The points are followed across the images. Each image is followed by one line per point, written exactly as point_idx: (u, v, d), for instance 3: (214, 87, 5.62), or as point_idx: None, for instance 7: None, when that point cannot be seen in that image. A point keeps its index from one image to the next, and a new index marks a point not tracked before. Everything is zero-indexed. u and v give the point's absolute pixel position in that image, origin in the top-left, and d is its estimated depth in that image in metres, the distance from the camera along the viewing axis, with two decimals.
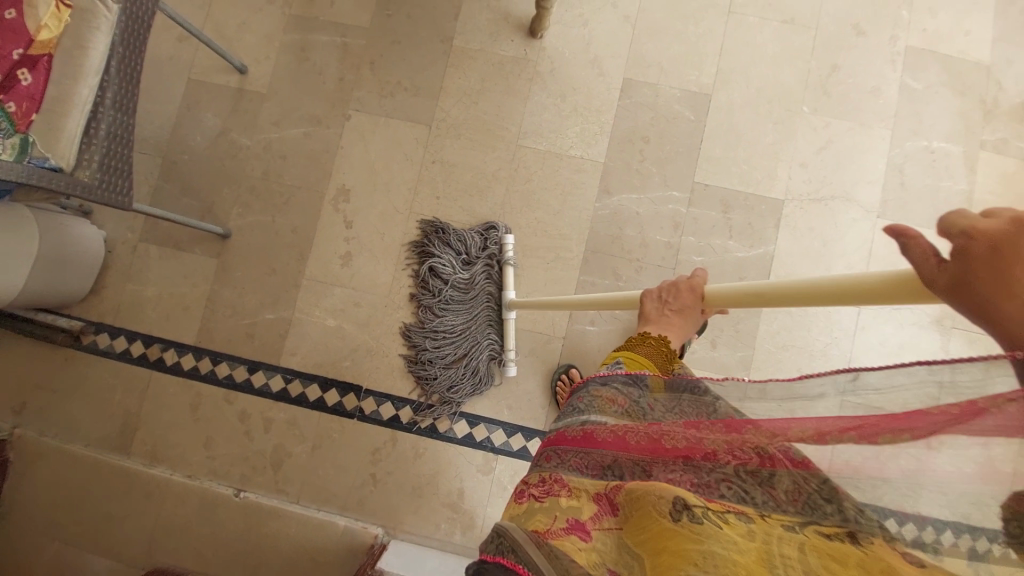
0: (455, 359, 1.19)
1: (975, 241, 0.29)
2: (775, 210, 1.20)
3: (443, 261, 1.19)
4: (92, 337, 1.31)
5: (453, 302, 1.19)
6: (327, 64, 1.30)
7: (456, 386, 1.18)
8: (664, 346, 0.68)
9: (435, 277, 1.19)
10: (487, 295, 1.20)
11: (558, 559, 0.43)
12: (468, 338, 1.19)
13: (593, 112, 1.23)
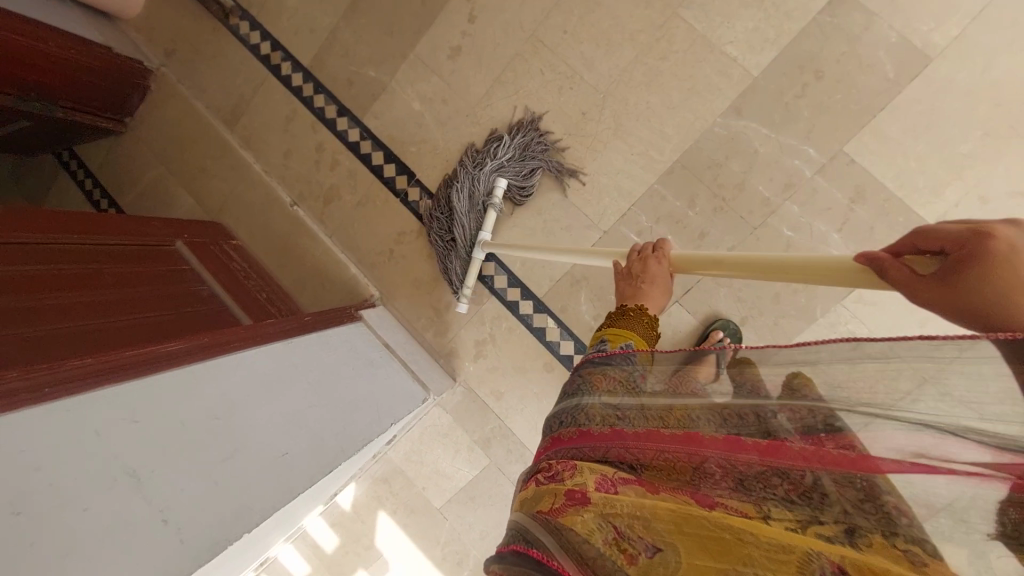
0: (449, 234, 1.21)
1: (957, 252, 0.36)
2: (909, 229, 0.99)
3: (506, 159, 1.13)
4: (237, 20, 1.43)
5: (475, 183, 1.15)
6: None
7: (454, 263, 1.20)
8: (646, 316, 0.69)
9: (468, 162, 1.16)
10: (477, 217, 1.17)
11: (561, 536, 0.45)
12: (454, 232, 1.21)
13: (779, 14, 1.01)
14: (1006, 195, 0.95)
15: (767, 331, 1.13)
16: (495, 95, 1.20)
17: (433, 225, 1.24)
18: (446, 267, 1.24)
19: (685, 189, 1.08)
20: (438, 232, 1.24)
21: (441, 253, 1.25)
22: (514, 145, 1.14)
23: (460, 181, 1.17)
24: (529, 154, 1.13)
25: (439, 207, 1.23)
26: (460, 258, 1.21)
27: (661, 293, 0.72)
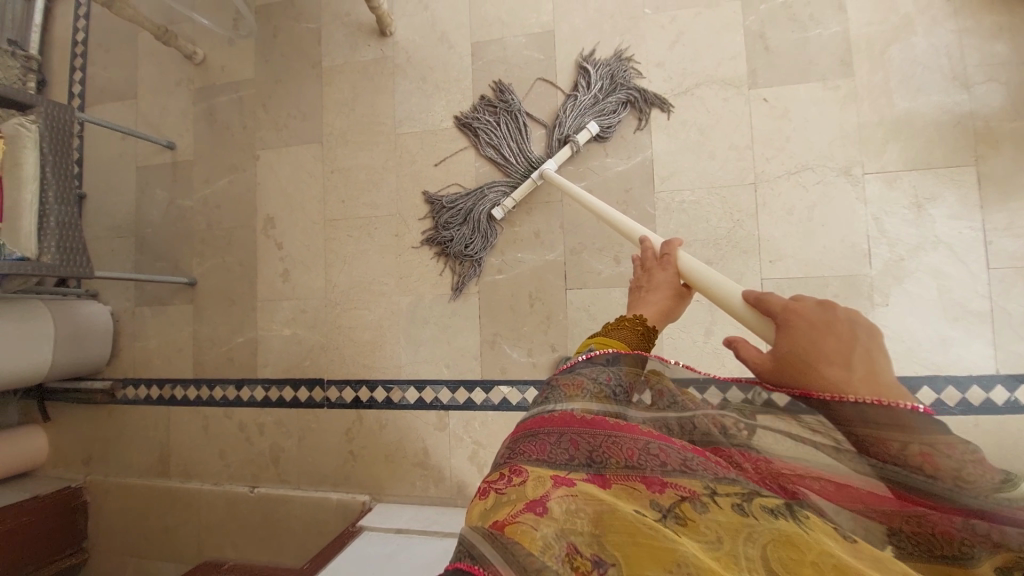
0: (461, 206, 1.29)
1: (790, 315, 0.54)
2: (640, 115, 1.21)
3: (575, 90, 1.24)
4: (122, 391, 1.57)
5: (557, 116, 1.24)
6: (232, 119, 1.48)
7: (461, 227, 1.28)
8: (640, 327, 0.69)
9: (588, 76, 1.22)
10: (535, 153, 1.26)
11: (512, 554, 0.39)
12: (475, 194, 1.28)
13: (453, 83, 1.32)
14: (667, 52, 1.20)
15: (638, 252, 1.20)
16: (332, 276, 1.39)
17: (453, 237, 1.28)
18: (482, 225, 1.27)
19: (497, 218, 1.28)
20: (458, 226, 1.29)
21: (474, 233, 1.28)
22: (596, 74, 1.22)
23: (449, 219, 1.29)
24: (620, 74, 1.21)
25: (439, 215, 1.30)
26: (502, 187, 1.27)
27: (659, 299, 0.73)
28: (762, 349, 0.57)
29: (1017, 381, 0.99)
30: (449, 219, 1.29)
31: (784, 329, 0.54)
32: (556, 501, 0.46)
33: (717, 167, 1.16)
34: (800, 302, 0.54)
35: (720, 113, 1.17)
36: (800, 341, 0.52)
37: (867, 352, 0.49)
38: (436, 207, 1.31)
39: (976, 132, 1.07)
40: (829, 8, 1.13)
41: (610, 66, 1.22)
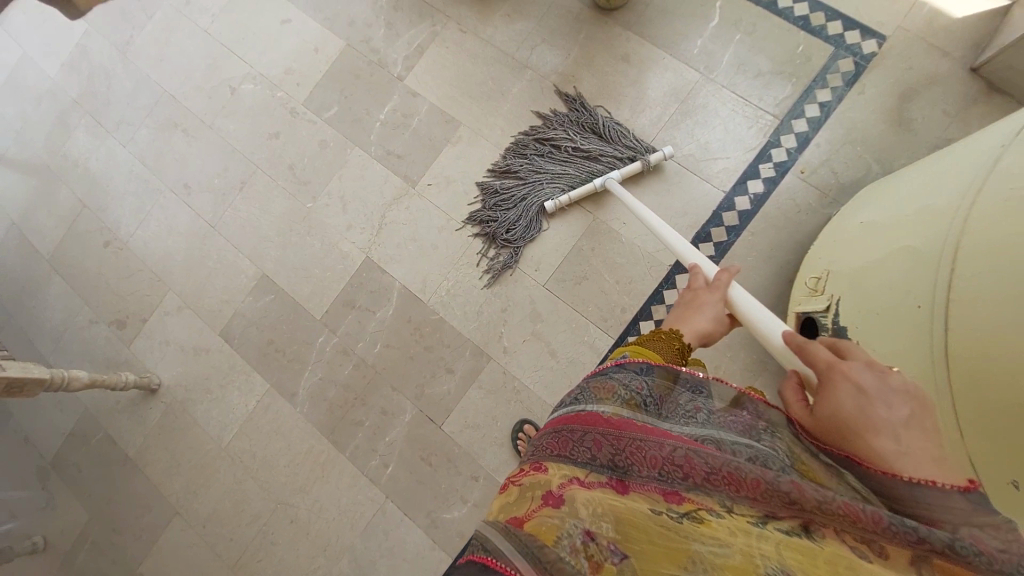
0: (523, 182, 1.27)
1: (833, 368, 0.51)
2: (369, 266, 1.34)
3: (538, 126, 1.28)
4: None
5: (546, 134, 1.27)
6: (97, 564, 1.40)
7: (484, 254, 1.29)
8: (675, 342, 0.66)
9: (546, 125, 1.27)
10: (576, 175, 1.24)
11: (531, 544, 0.40)
12: (544, 166, 1.26)
13: (233, 372, 1.38)
14: (346, 215, 1.36)
15: (457, 350, 1.28)
16: None
17: (501, 218, 1.26)
18: (529, 216, 1.25)
19: (348, 428, 1.31)
20: (504, 211, 1.27)
21: (522, 215, 1.26)
22: (545, 124, 1.28)
23: (516, 173, 1.28)
24: (557, 125, 1.26)
25: (480, 216, 1.28)
26: (557, 189, 1.25)
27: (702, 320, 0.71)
28: (800, 404, 0.54)
29: (742, 184, 1.20)
30: (494, 212, 1.27)
31: (825, 384, 0.51)
32: (579, 499, 0.47)
33: (445, 249, 1.30)
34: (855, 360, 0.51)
35: (412, 217, 1.33)
36: (845, 399, 0.48)
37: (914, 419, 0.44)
38: (484, 203, 1.28)
39: (558, 80, 1.30)
40: (409, 98, 1.36)
41: (559, 116, 1.27)
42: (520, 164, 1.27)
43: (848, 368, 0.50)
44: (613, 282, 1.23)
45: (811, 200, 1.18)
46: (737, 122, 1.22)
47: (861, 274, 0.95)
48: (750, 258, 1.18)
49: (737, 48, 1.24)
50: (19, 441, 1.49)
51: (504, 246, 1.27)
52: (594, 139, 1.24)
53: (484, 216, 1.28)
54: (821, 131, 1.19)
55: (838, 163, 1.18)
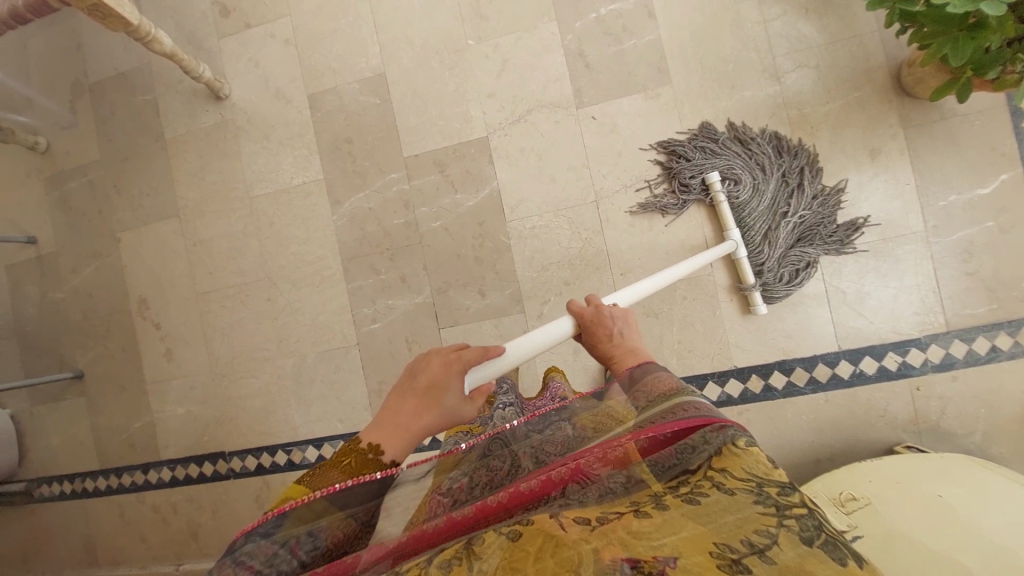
0: (738, 169, 1.09)
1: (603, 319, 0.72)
2: (482, 147, 1.21)
3: (814, 181, 1.08)
4: (38, 489, 1.55)
5: (801, 191, 1.08)
6: (87, 203, 1.43)
7: (608, 202, 1.16)
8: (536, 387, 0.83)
9: (816, 189, 1.08)
10: (782, 222, 1.07)
11: None
12: (778, 189, 1.08)
13: (297, 139, 1.30)
14: (496, 81, 1.20)
15: (501, 282, 1.22)
16: (215, 348, 1.37)
17: (695, 166, 1.10)
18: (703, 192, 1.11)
19: (364, 268, 1.28)
20: (704, 167, 1.10)
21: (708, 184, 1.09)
22: (814, 190, 1.08)
23: (755, 160, 1.09)
24: (818, 189, 1.08)
25: (691, 141, 1.12)
26: (745, 206, 1.09)
27: (414, 440, 0.59)
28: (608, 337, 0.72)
29: (858, 354, 1.08)
30: (708, 158, 1.10)
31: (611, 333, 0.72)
32: None
33: (561, 190, 1.18)
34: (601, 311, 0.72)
35: (554, 136, 1.18)
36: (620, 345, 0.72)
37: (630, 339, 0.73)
38: (727, 138, 1.10)
39: (792, 120, 1.10)
40: (642, 16, 1.14)
41: (824, 203, 1.07)
42: (763, 159, 1.09)
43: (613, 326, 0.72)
44: (674, 338, 1.15)
45: (896, 413, 1.07)
46: (909, 300, 1.06)
47: (895, 540, 0.79)
48: (807, 416, 1.10)
49: (979, 233, 1.04)
50: (69, 40, 1.41)
51: (676, 188, 1.12)
52: (790, 243, 1.07)
53: (710, 145, 1.10)
54: (968, 369, 1.05)
55: (952, 411, 1.05)
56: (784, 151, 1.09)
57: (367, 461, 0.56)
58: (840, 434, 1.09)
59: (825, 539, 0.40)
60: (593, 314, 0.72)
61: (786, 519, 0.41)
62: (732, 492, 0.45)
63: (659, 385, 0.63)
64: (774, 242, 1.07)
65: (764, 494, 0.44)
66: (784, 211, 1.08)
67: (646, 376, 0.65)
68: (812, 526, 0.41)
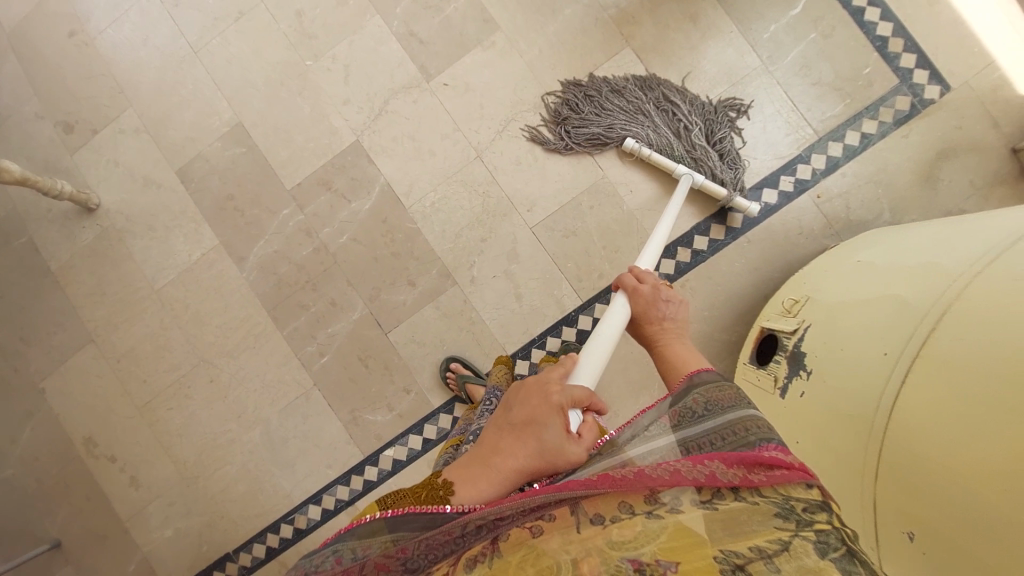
0: (616, 98, 1.16)
1: (657, 301, 0.77)
2: (358, 151, 1.24)
3: (692, 109, 1.14)
4: None
5: (681, 122, 1.14)
6: None
7: (491, 153, 1.20)
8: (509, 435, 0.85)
9: (704, 121, 1.14)
10: (670, 135, 1.14)
11: None
12: (653, 113, 1.15)
13: (182, 216, 1.29)
14: (346, 87, 1.24)
15: (426, 264, 1.22)
16: (178, 452, 1.31)
17: (577, 104, 1.17)
18: (592, 123, 1.16)
19: (293, 308, 1.26)
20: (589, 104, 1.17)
21: (592, 109, 1.16)
22: (701, 122, 1.14)
23: (619, 88, 1.16)
24: (686, 96, 1.15)
25: (578, 90, 1.17)
26: (636, 127, 1.15)
27: (497, 485, 0.58)
28: (658, 327, 0.76)
29: (757, 190, 1.15)
30: (580, 101, 1.17)
31: (663, 325, 0.76)
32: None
33: (444, 158, 1.22)
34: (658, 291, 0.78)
35: (418, 113, 1.22)
36: (673, 345, 0.74)
37: (682, 337, 0.76)
38: (596, 82, 1.17)
39: (615, 18, 1.18)
40: None
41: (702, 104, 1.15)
42: (631, 87, 1.16)
43: (660, 318, 0.77)
44: (601, 247, 1.17)
45: (816, 226, 1.12)
46: (777, 125, 1.14)
47: (837, 310, 0.81)
48: (741, 264, 1.14)
49: (807, 47, 1.14)
50: None
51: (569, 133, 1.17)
52: (672, 164, 1.13)
53: (586, 87, 1.17)
54: (851, 162, 1.12)
55: (860, 204, 1.12)
56: (651, 83, 1.16)
57: (435, 497, 0.56)
58: (779, 267, 1.13)
59: (844, 553, 0.39)
60: (645, 293, 0.78)
61: (803, 531, 0.40)
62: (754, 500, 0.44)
63: (717, 397, 0.61)
64: (670, 151, 1.14)
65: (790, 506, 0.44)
66: (673, 125, 1.15)
67: (705, 388, 0.63)
68: (833, 538, 0.40)
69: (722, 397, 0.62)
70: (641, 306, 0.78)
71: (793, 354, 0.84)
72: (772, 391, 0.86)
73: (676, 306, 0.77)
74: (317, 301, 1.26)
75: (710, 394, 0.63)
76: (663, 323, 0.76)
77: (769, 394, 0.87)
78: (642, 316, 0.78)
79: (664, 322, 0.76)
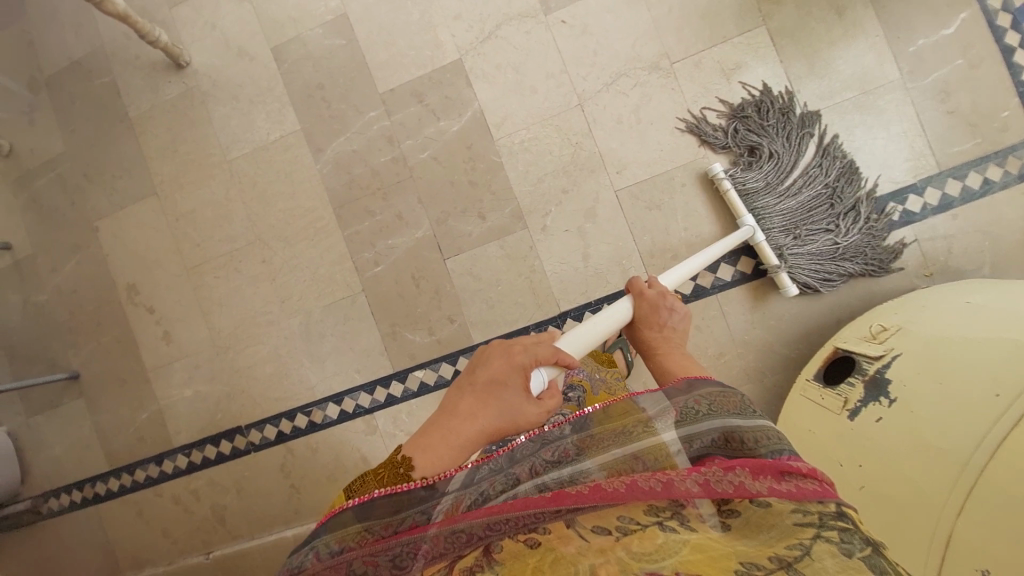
0: (778, 139, 1.11)
1: (665, 309, 0.87)
2: (459, 70, 1.20)
3: (863, 202, 1.10)
4: (46, 504, 1.46)
5: (833, 196, 1.09)
6: (56, 198, 1.38)
7: (594, 103, 1.17)
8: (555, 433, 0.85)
9: (847, 192, 1.09)
10: (816, 201, 1.08)
11: None
12: (813, 172, 1.10)
13: (268, 93, 1.27)
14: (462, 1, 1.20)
15: (500, 201, 1.21)
16: (215, 322, 1.33)
17: (733, 121, 1.13)
18: (739, 143, 1.12)
19: (357, 212, 1.26)
20: (747, 129, 1.12)
21: (752, 135, 1.11)
22: (851, 217, 1.09)
23: (794, 138, 1.11)
24: (847, 176, 1.10)
25: (751, 104, 1.12)
26: (779, 170, 1.10)
27: (459, 447, 0.64)
28: (655, 331, 0.86)
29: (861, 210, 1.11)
30: (734, 147, 1.12)
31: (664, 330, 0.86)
32: None
33: (545, 97, 1.18)
34: (665, 300, 0.88)
35: (530, 45, 1.18)
36: (668, 346, 0.84)
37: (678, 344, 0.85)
38: (783, 151, 1.09)
39: None
40: None
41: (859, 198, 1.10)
42: (801, 139, 1.10)
43: (661, 324, 0.86)
44: (679, 227, 1.16)
45: (900, 259, 1.10)
46: (899, 147, 1.10)
47: (937, 343, 0.80)
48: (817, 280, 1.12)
49: (947, 74, 1.08)
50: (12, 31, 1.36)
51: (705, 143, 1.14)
52: (821, 232, 1.08)
53: (735, 129, 1.12)
54: (966, 206, 1.08)
55: (962, 252, 1.09)
56: (827, 153, 1.10)
57: (396, 475, 0.60)
58: (850, 292, 1.12)
59: (869, 552, 0.39)
60: (650, 296, 0.87)
61: (826, 533, 0.41)
62: (766, 506, 0.46)
63: (721, 403, 0.65)
64: (809, 211, 1.08)
65: (806, 508, 0.44)
66: (825, 197, 1.09)
67: (710, 393, 0.67)
68: (856, 539, 0.40)
69: (725, 402, 0.66)
70: (647, 306, 0.87)
71: (873, 377, 0.85)
72: (839, 410, 0.87)
73: (677, 318, 0.87)
74: (383, 211, 1.25)
75: (717, 403, 0.66)
76: (663, 328, 0.86)
77: (835, 414, 0.88)
78: (648, 317, 0.86)
79: (664, 327, 0.86)
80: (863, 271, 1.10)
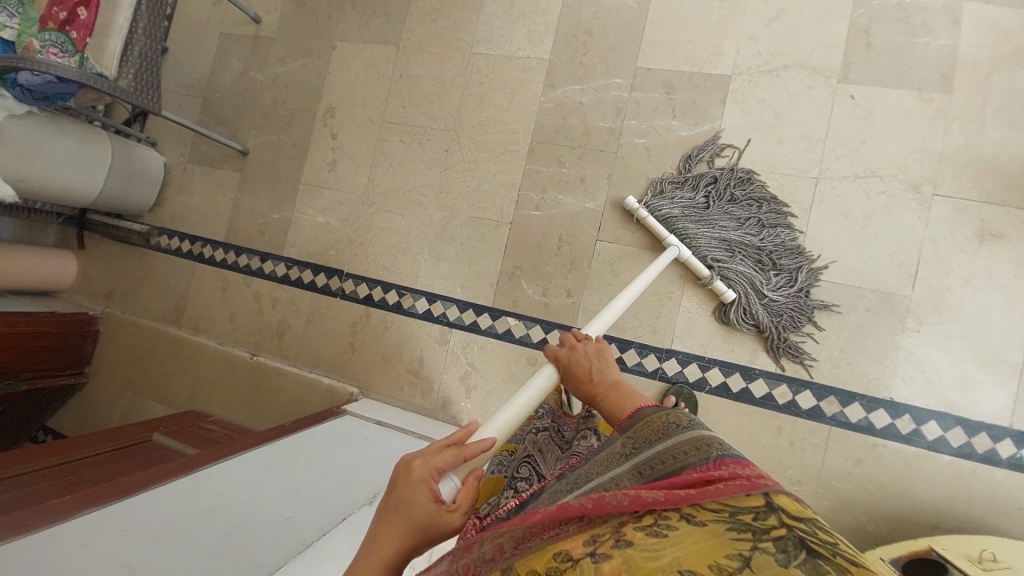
0: (746, 217, 1.12)
1: (574, 367, 0.67)
2: (720, 86, 1.18)
3: (804, 268, 1.09)
4: (156, 238, 1.63)
5: (759, 254, 1.10)
6: (321, 4, 1.50)
7: (828, 186, 1.11)
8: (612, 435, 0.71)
9: (780, 254, 1.10)
10: (789, 272, 1.09)
11: None
12: (790, 251, 1.10)
13: (541, 13, 1.31)
14: (764, 28, 1.17)
15: None
16: (376, 175, 1.41)
17: (721, 177, 1.14)
18: (735, 200, 1.13)
19: (549, 156, 1.28)
20: (713, 197, 1.14)
21: (715, 202, 1.14)
22: (797, 303, 1.08)
23: (770, 221, 1.12)
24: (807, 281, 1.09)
25: (728, 179, 1.14)
26: (727, 236, 1.12)
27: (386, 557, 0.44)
28: (586, 378, 0.66)
29: None
30: (676, 190, 1.16)
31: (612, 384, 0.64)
32: None
33: (783, 155, 1.13)
34: (568, 356, 0.68)
35: (801, 100, 1.14)
36: (623, 401, 0.61)
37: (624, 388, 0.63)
38: (717, 203, 1.13)
39: None
40: (944, 20, 1.09)
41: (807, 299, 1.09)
42: (773, 228, 1.11)
43: (598, 372, 0.66)
44: (835, 344, 1.07)
45: None
46: None
47: None
48: (939, 476, 1.01)
49: None
50: None
51: (708, 184, 1.15)
52: (742, 285, 1.10)
53: (682, 178, 1.17)
54: None
55: None
56: (782, 259, 1.10)
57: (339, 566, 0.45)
58: (970, 513, 0.99)
59: (804, 561, 0.32)
60: (567, 352, 0.69)
61: (760, 544, 0.33)
62: (698, 524, 0.36)
63: (657, 424, 0.52)
64: (777, 278, 1.09)
65: (738, 521, 0.35)
66: (783, 278, 1.09)
67: (642, 420, 0.54)
68: (790, 546, 0.33)
69: (660, 422, 0.53)
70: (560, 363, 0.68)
71: None
72: None
73: (603, 364, 0.67)
74: (571, 168, 1.26)
75: (639, 433, 0.52)
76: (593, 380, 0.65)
77: None
78: (566, 372, 0.68)
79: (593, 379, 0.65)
80: (765, 339, 1.10)
